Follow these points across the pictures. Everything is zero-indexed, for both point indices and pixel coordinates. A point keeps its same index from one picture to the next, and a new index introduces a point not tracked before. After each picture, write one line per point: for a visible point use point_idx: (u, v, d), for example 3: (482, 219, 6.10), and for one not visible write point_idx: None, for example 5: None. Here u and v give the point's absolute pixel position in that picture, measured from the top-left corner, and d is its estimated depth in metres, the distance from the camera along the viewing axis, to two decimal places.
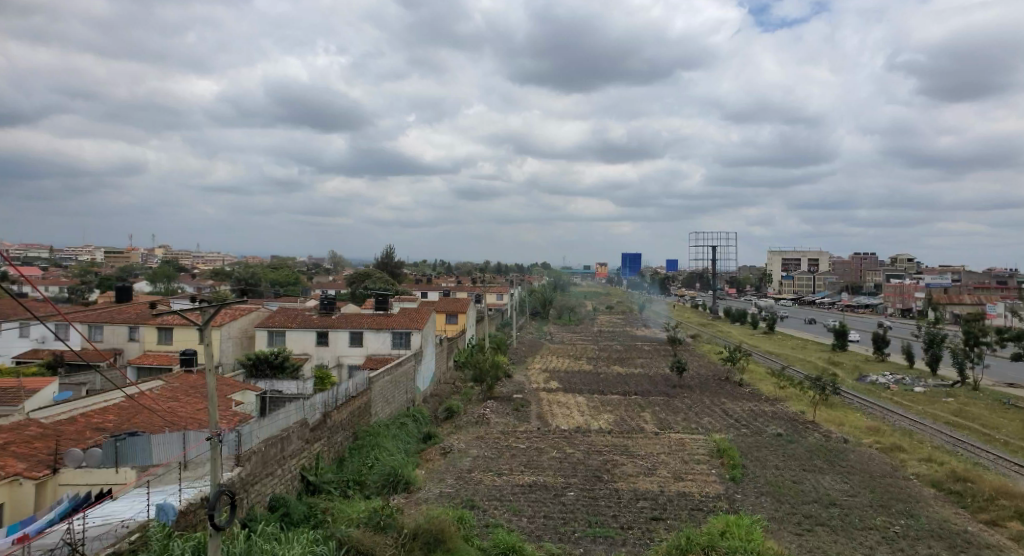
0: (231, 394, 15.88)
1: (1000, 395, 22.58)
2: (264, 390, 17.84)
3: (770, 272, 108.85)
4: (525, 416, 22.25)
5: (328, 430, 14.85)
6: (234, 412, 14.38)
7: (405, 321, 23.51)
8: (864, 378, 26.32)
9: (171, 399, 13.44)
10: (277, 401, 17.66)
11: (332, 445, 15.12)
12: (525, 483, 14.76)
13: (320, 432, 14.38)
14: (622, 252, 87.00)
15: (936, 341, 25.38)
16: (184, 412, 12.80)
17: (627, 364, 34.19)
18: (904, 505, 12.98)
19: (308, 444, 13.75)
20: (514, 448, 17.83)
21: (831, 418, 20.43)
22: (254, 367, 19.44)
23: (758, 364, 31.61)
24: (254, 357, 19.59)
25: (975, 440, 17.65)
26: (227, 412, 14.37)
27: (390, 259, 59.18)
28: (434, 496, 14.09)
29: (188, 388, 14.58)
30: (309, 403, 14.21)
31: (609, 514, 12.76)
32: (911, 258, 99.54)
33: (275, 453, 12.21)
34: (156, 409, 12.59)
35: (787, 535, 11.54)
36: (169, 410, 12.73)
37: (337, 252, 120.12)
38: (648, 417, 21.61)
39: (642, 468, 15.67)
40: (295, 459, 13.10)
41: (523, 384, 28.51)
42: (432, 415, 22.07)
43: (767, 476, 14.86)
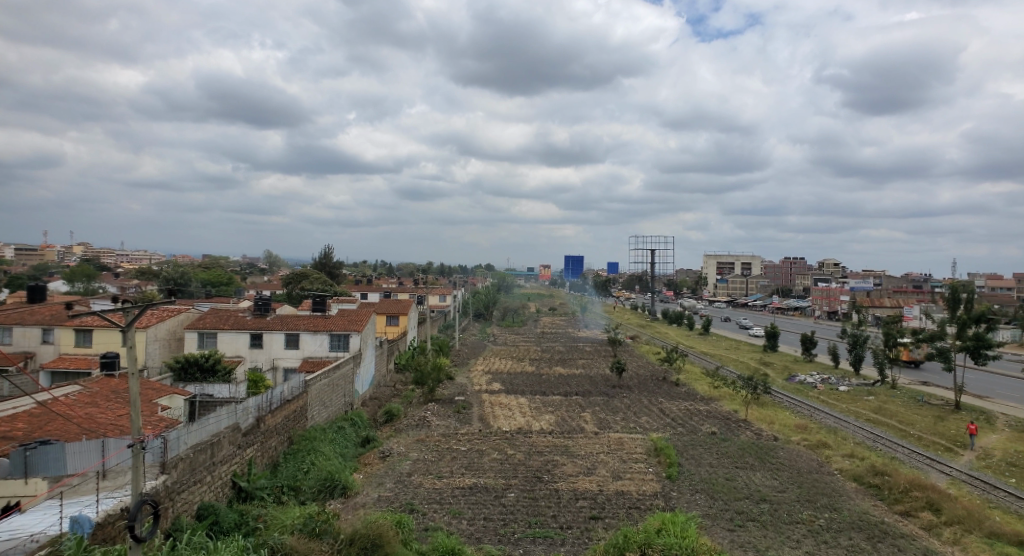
0: (157, 399, 14.79)
1: (914, 393, 24.00)
2: (193, 394, 16.80)
3: (706, 276, 112.75)
4: (467, 418, 21.96)
5: (261, 436, 14.08)
6: (160, 418, 13.37)
7: (344, 323, 22.74)
8: (793, 377, 27.46)
9: (89, 406, 12.32)
10: (208, 406, 16.65)
11: (266, 450, 14.35)
12: (465, 485, 14.45)
13: (252, 437, 13.61)
14: (566, 255, 87.90)
15: (859, 342, 26.79)
16: (104, 418, 11.74)
17: (569, 365, 34.43)
18: (829, 499, 13.48)
19: (240, 449, 12.99)
20: (455, 451, 17.48)
21: (762, 416, 21.14)
22: (182, 370, 18.22)
23: (694, 364, 32.52)
24: (183, 360, 18.37)
25: (893, 435, 18.64)
26: (153, 418, 13.34)
27: (329, 259, 57.44)
28: (372, 501, 13.57)
29: (109, 393, 13.46)
30: (243, 407, 13.42)
31: (549, 514, 12.64)
32: (835, 262, 105.28)
33: (204, 460, 11.45)
34: (72, 416, 11.48)
35: (720, 531, 11.77)
36: (87, 417, 11.64)
37: (272, 252, 115.94)
38: (588, 417, 21.74)
39: (581, 467, 15.67)
40: (226, 465, 12.35)
41: (465, 386, 28.22)
42: (372, 419, 21.42)
43: (702, 473, 15.15)
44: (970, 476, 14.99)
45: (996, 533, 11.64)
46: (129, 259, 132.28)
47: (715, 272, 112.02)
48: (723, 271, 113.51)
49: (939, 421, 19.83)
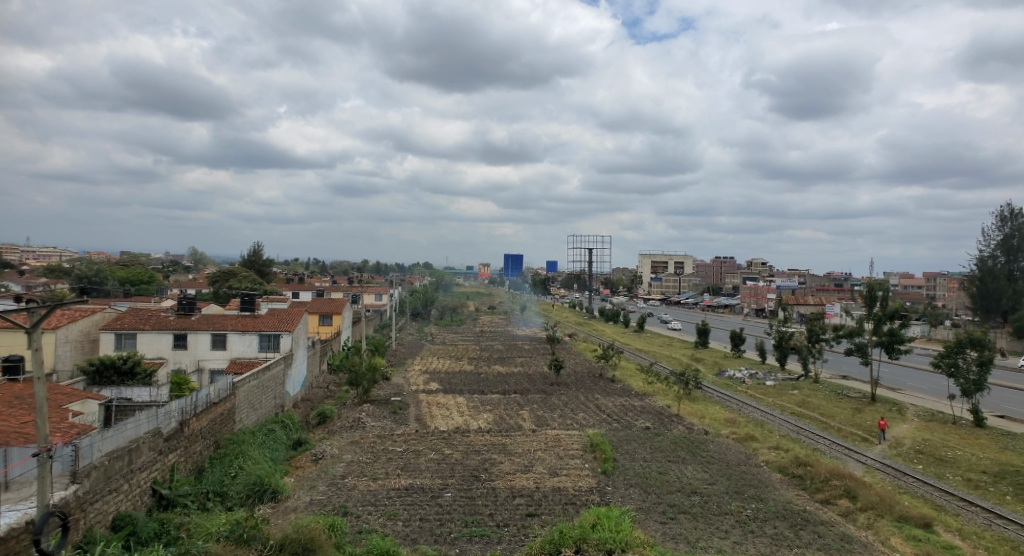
0: (67, 405, 13.43)
1: (835, 387, 25.21)
2: (109, 399, 15.38)
3: (641, 275, 115.74)
4: (403, 418, 21.34)
5: (185, 440, 13.03)
6: (71, 425, 12.12)
7: (274, 323, 21.57)
8: (723, 373, 28.33)
9: None
10: (126, 411, 15.33)
11: (190, 455, 13.28)
12: (400, 487, 13.91)
13: (175, 442, 12.55)
14: (505, 254, 87.98)
15: (784, 339, 27.92)
16: (5, 426, 10.47)
17: (508, 363, 34.27)
18: (754, 490, 13.80)
19: (161, 455, 11.96)
20: (390, 452, 16.86)
21: (694, 410, 21.61)
22: (96, 373, 16.65)
23: (629, 360, 33.10)
24: (97, 362, 16.80)
25: (816, 427, 19.44)
26: (63, 424, 12.09)
27: (258, 257, 54.93)
28: (303, 505, 12.83)
29: (11, 399, 12.10)
30: (164, 411, 12.37)
31: (486, 513, 12.33)
32: (762, 262, 110.34)
33: (120, 467, 10.44)
34: None
35: (653, 524, 11.80)
36: None
37: (197, 249, 110.09)
38: (526, 414, 21.56)
39: (518, 465, 15.45)
40: (146, 472, 11.32)
41: (401, 386, 27.53)
42: (303, 420, 20.40)
43: (636, 468, 15.23)
44: (884, 464, 15.79)
45: (905, 516, 12.23)
46: (35, 256, 122.14)
47: (649, 271, 115.15)
48: (658, 270, 116.75)
49: (857, 413, 20.87)
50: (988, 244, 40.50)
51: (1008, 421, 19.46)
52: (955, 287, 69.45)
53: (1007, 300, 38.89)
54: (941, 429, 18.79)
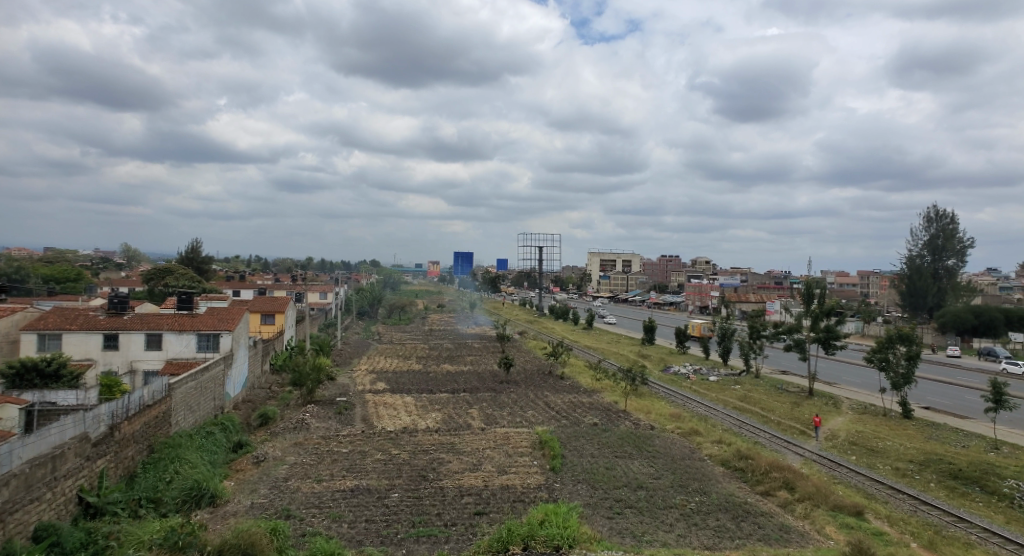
0: None
1: (775, 381, 26.06)
2: (30, 402, 14.15)
3: (590, 273, 117.28)
4: (348, 419, 20.69)
5: (115, 445, 12.14)
6: None
7: (213, 322, 20.48)
8: (669, 368, 28.90)
9: None
10: (50, 415, 14.14)
11: (121, 461, 12.38)
12: (345, 488, 13.43)
13: (104, 447, 11.65)
14: (456, 253, 87.40)
15: (727, 335, 28.67)
16: None
17: (457, 362, 33.94)
18: (699, 483, 14.01)
19: (89, 461, 11.09)
20: (336, 453, 16.29)
21: (641, 406, 21.86)
22: (16, 375, 15.33)
23: (578, 358, 33.29)
24: (18, 364, 15.48)
25: (756, 421, 20.01)
26: None
27: (196, 254, 52.46)
28: (243, 509, 12.19)
29: None
30: (93, 415, 11.48)
31: (434, 512, 12.02)
32: (706, 261, 113.63)
33: (42, 475, 9.61)
34: None
35: (600, 520, 11.77)
36: None
37: (128, 246, 104.22)
38: (475, 413, 21.30)
39: (466, 464, 15.18)
40: (71, 479, 10.44)
41: (347, 387, 26.78)
42: (243, 422, 19.49)
43: (584, 464, 15.23)
44: (820, 456, 16.36)
45: (838, 505, 12.65)
46: None
47: (598, 269, 116.81)
48: (606, 268, 118.58)
49: (795, 407, 21.59)
50: (916, 244, 42.80)
51: (933, 413, 20.54)
52: (886, 284, 73.40)
53: (932, 297, 41.40)
54: (872, 421, 19.67)
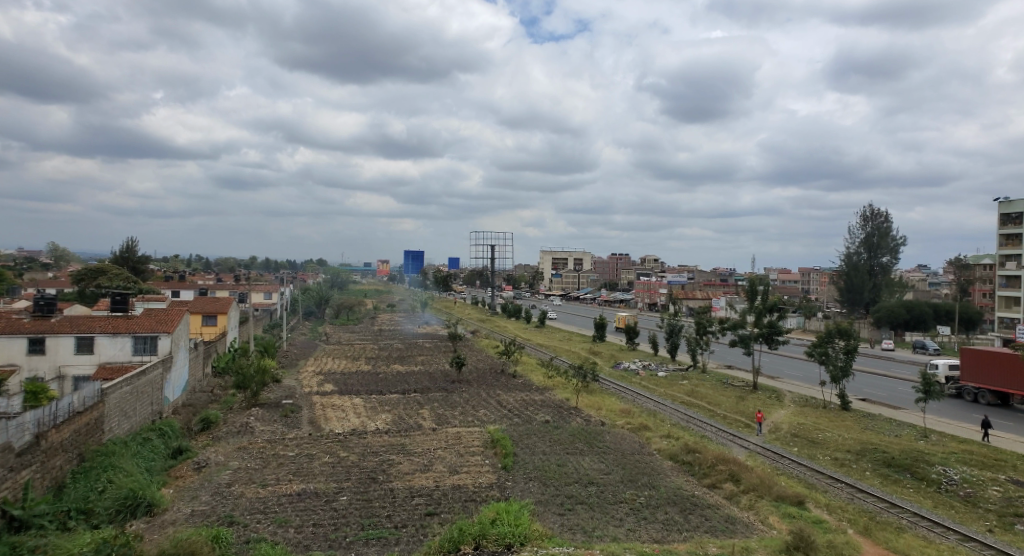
0: None
1: (721, 376, 26.71)
2: None
3: (542, 271, 118.02)
4: (295, 422, 19.96)
5: (42, 455, 11.25)
6: None
7: (151, 324, 19.30)
8: (619, 364, 29.32)
9: None
10: None
11: (47, 471, 11.46)
12: (292, 493, 12.88)
13: (28, 457, 10.77)
14: (406, 251, 86.28)
15: (675, 332, 29.20)
16: None
17: (407, 362, 33.39)
18: (648, 477, 14.15)
19: (12, 472, 10.22)
20: (282, 457, 15.65)
21: (591, 403, 21.98)
22: None
23: (530, 356, 33.25)
24: None
25: (703, 415, 20.39)
26: None
27: (132, 253, 49.83)
28: (183, 517, 11.51)
29: None
30: (16, 423, 10.58)
31: (384, 514, 11.67)
32: (655, 259, 115.90)
33: None
34: None
35: (551, 516, 11.69)
36: None
37: (54, 247, 97.91)
38: (426, 414, 20.91)
39: (417, 465, 14.83)
40: None
41: (293, 388, 25.90)
42: (182, 427, 18.49)
43: (535, 461, 15.15)
44: (764, 448, 16.80)
45: (781, 495, 12.96)
46: None
47: (550, 268, 117.64)
48: (557, 266, 119.48)
49: (740, 401, 22.16)
50: (853, 241, 44.72)
51: (868, 404, 21.45)
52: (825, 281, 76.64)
53: (868, 293, 43.43)
54: (812, 413, 20.39)
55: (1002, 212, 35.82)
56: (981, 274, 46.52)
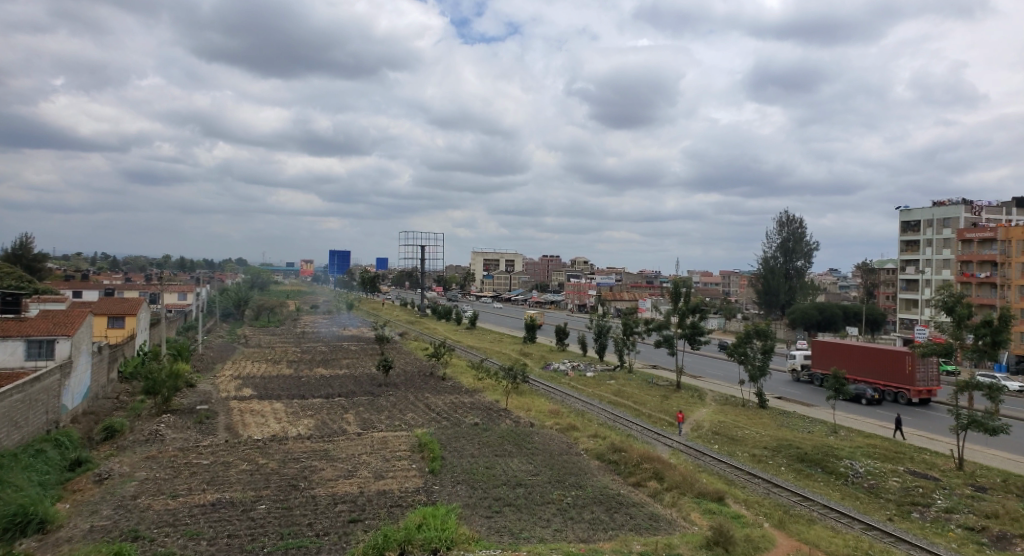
0: None
1: (646, 376, 27.37)
2: None
3: (473, 273, 117.61)
4: (210, 428, 18.69)
5: None
6: None
7: (49, 326, 17.57)
8: (549, 365, 29.51)
9: None
10: None
11: None
12: (205, 503, 11.94)
13: None
14: (333, 252, 83.54)
15: (603, 332, 29.68)
16: None
17: (332, 365, 32.13)
18: (575, 478, 14.13)
19: None
20: (195, 466, 14.53)
21: (521, 404, 21.88)
22: None
23: (460, 358, 32.80)
24: None
25: (629, 415, 20.73)
26: None
27: (26, 250, 45.41)
28: (81, 533, 10.39)
29: None
30: None
31: (304, 523, 11.00)
32: (584, 261, 118.04)
33: None
34: None
35: (479, 519, 11.41)
36: None
37: None
38: (351, 418, 20.12)
39: (341, 471, 14.18)
40: None
41: (208, 393, 24.30)
42: (81, 437, 16.85)
43: (463, 464, 14.81)
44: (686, 446, 17.22)
45: (702, 492, 13.28)
46: None
47: (481, 269, 117.34)
48: (489, 267, 119.30)
49: (664, 400, 22.72)
50: (770, 246, 47.17)
51: (783, 402, 22.51)
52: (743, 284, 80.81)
53: (784, 294, 45.96)
54: (732, 411, 21.17)
55: (903, 220, 38.77)
56: (885, 277, 50.57)
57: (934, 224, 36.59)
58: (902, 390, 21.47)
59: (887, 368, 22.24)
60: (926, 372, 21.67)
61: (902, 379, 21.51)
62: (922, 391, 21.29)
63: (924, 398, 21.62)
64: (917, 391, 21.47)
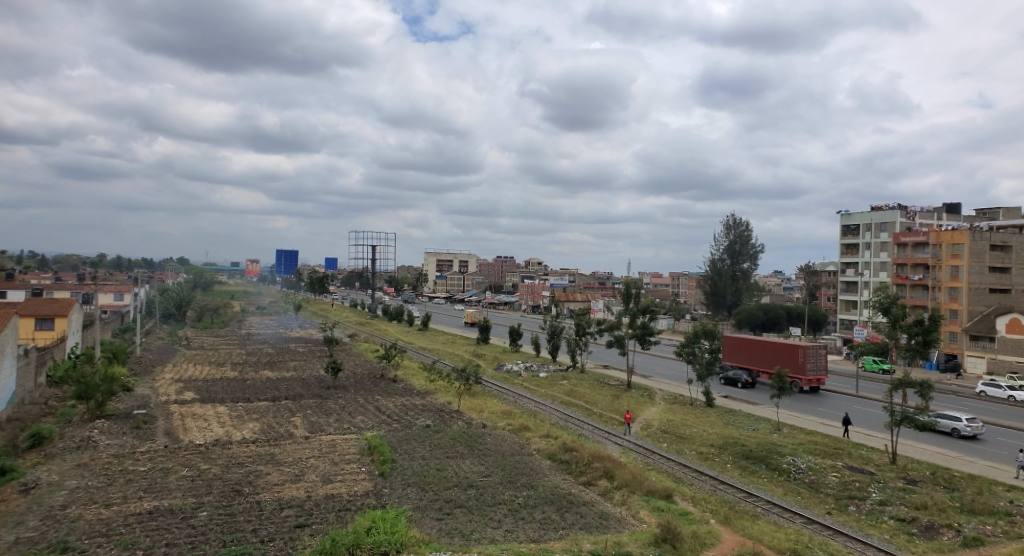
0: None
1: (598, 376, 27.63)
2: None
3: (426, 273, 116.46)
4: (148, 433, 17.73)
5: None
6: None
7: None
8: (502, 366, 29.48)
9: None
10: None
11: None
12: (142, 511, 11.26)
13: None
14: (280, 251, 81.11)
15: (556, 333, 29.84)
16: None
17: (278, 368, 31.12)
18: (527, 478, 14.05)
19: None
20: (131, 473, 13.70)
21: (474, 405, 21.71)
22: None
23: (411, 360, 32.33)
24: None
25: (581, 414, 20.84)
26: None
27: None
28: (3, 546, 9.62)
29: None
30: None
31: (248, 529, 10.50)
32: (538, 262, 118.63)
33: None
34: None
35: (429, 522, 11.16)
36: None
37: None
38: (298, 421, 19.49)
39: (287, 475, 13.66)
40: None
41: (147, 397, 23.09)
42: (4, 446, 15.67)
43: (414, 467, 14.51)
44: (636, 444, 17.41)
45: (651, 490, 13.40)
46: None
47: (434, 270, 116.33)
48: (443, 268, 118.34)
49: (615, 399, 22.95)
50: (718, 249, 48.51)
51: (729, 400, 23.10)
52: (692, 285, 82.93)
53: (731, 296, 47.30)
54: (680, 410, 21.56)
55: (843, 224, 40.51)
56: (826, 280, 52.71)
57: (872, 228, 38.38)
58: (795, 379, 24.05)
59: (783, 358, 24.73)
60: (815, 361, 24.33)
61: (797, 369, 24.03)
62: (812, 379, 23.98)
63: (814, 385, 24.35)
64: (808, 379, 24.15)
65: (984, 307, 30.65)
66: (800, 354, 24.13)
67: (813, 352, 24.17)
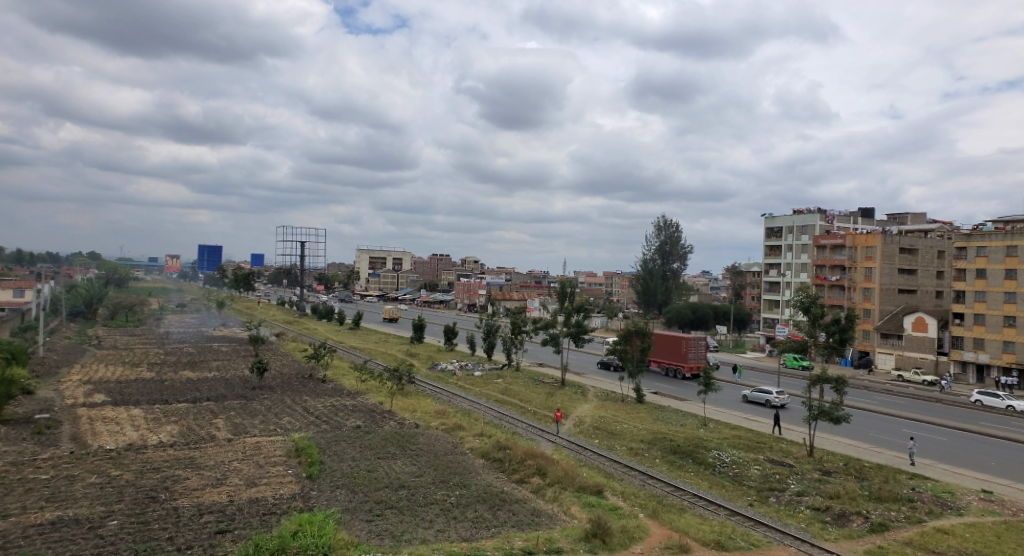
0: None
1: (532, 374, 27.69)
2: None
3: (360, 271, 113.55)
4: (50, 439, 16.28)
5: None
6: None
7: None
8: (436, 365, 29.07)
9: None
10: None
11: None
12: (43, 522, 10.26)
13: None
14: (201, 247, 76.89)
15: (491, 332, 29.67)
16: None
17: (198, 368, 29.39)
18: (460, 477, 13.81)
19: None
20: (30, 482, 12.48)
21: (406, 405, 21.23)
22: None
23: (342, 359, 31.33)
24: None
25: (515, 413, 20.77)
26: None
27: None
28: None
29: None
30: None
31: (163, 537, 9.76)
32: (474, 261, 117.95)
33: None
34: None
35: (358, 524, 10.73)
36: None
37: None
38: (220, 424, 18.43)
39: (207, 479, 12.84)
40: None
41: (49, 401, 21.20)
42: None
43: (343, 468, 13.98)
44: (568, 441, 17.52)
45: (582, 486, 13.47)
46: None
47: (368, 268, 113.58)
48: (376, 266, 115.66)
49: (549, 397, 23.06)
50: (649, 249, 49.78)
51: (659, 397, 23.68)
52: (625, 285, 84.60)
53: (661, 294, 48.71)
54: (613, 406, 21.90)
55: (768, 226, 42.59)
56: (750, 280, 55.12)
57: (794, 230, 40.56)
58: (680, 367, 26.78)
59: (670, 348, 27.50)
60: (694, 352, 27.10)
61: (680, 358, 26.79)
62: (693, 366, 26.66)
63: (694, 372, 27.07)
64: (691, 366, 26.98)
65: (893, 307, 32.91)
66: (684, 345, 26.90)
67: (694, 343, 26.98)
